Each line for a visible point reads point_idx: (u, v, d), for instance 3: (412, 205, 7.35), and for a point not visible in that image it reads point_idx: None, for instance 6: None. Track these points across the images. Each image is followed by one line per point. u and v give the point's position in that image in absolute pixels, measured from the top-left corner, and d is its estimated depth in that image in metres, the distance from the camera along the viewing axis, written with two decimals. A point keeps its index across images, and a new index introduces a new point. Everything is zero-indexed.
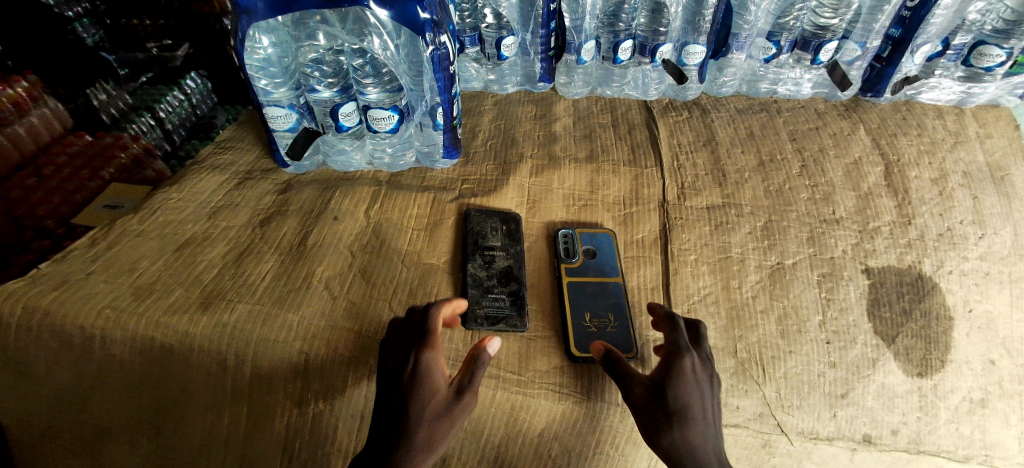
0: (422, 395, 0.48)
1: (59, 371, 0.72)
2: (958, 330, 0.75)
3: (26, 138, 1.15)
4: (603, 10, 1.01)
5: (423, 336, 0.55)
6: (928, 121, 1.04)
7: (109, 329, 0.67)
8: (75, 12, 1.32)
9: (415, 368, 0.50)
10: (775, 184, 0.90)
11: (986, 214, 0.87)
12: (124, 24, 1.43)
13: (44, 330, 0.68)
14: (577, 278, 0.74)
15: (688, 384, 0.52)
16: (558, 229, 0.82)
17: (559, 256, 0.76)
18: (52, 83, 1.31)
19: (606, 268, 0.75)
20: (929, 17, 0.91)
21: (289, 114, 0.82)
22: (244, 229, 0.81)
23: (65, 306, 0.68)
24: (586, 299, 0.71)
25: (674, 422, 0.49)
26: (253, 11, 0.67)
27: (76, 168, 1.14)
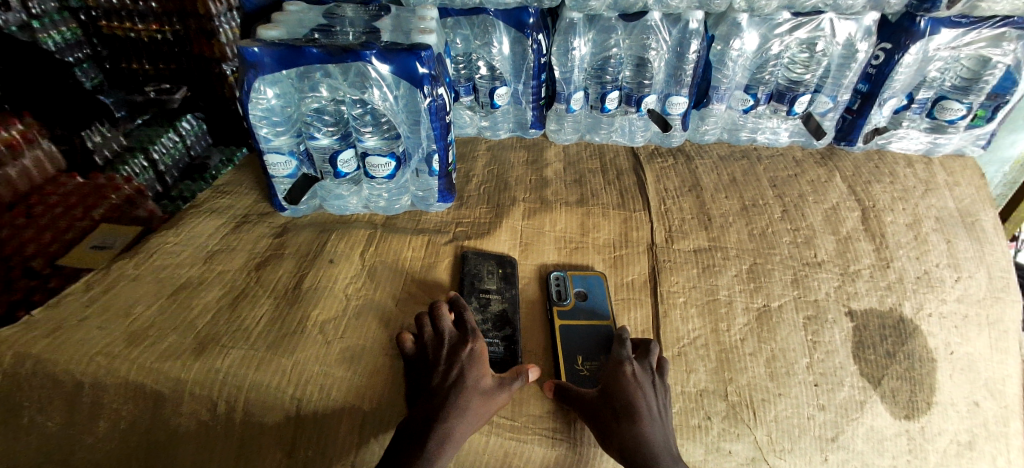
0: (475, 374, 0.60)
1: (41, 419, 0.70)
2: (942, 371, 0.76)
3: (19, 180, 1.16)
4: (590, 63, 1.08)
5: (467, 328, 0.65)
6: (899, 168, 1.10)
7: (98, 375, 0.66)
8: (74, 58, 1.47)
9: (471, 354, 0.62)
10: (758, 228, 0.93)
11: (960, 258, 0.90)
12: (123, 68, 1.58)
13: (31, 377, 0.67)
14: (570, 321, 0.75)
15: (633, 388, 0.59)
16: (550, 272, 0.84)
17: (552, 298, 0.77)
18: (50, 122, 1.28)
19: (598, 310, 0.77)
20: (892, 73, 0.99)
21: (289, 161, 0.85)
22: (240, 272, 0.82)
23: (55, 351, 0.67)
24: (579, 341, 0.72)
25: (623, 422, 0.56)
26: (260, 65, 0.72)
27: (66, 207, 1.15)
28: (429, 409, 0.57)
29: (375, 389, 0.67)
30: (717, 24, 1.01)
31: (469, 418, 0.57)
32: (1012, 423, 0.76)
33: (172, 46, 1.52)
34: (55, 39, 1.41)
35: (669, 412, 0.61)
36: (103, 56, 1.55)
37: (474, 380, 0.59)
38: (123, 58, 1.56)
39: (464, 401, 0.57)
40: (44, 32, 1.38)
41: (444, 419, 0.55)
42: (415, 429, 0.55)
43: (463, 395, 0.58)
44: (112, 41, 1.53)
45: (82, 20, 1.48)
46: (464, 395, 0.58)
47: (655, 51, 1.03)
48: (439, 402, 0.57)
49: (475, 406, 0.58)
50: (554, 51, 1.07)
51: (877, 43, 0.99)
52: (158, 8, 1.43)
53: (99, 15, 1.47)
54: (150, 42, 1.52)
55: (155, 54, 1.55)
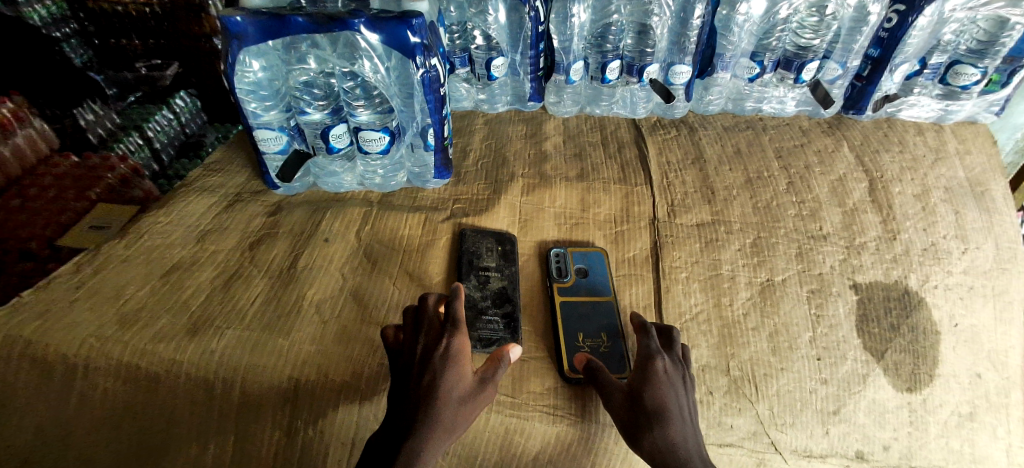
0: (450, 380, 0.53)
1: (40, 402, 0.70)
2: (945, 343, 0.75)
3: (12, 160, 1.13)
4: (590, 31, 1.04)
5: (446, 325, 0.58)
6: (909, 137, 1.07)
7: (93, 357, 0.66)
8: (60, 34, 1.41)
9: (444, 355, 0.54)
10: (763, 201, 0.91)
11: (968, 230, 0.89)
12: (112, 45, 1.51)
13: (25, 360, 0.66)
14: (570, 297, 0.74)
15: (664, 387, 0.55)
16: (550, 248, 0.82)
17: (552, 276, 0.76)
18: (35, 97, 1.24)
19: (599, 287, 0.76)
20: (906, 37, 0.95)
21: (280, 136, 0.83)
22: (233, 253, 0.81)
23: (49, 333, 0.67)
24: (580, 319, 0.71)
25: (655, 422, 0.53)
26: (243, 35, 0.68)
27: (61, 190, 1.12)
28: (397, 421, 0.50)
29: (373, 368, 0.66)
30: None
31: (444, 435, 0.50)
32: (1014, 393, 0.76)
33: (160, 20, 1.43)
34: (40, 14, 1.35)
35: (694, 409, 0.58)
36: (91, 31, 1.48)
37: (447, 387, 0.52)
38: (111, 33, 1.49)
39: (437, 413, 0.50)
40: (27, 6, 1.31)
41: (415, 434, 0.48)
42: (377, 450, 0.48)
43: (435, 404, 0.51)
44: (99, 16, 1.46)
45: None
46: (437, 406, 0.51)
47: (658, 16, 0.98)
48: (409, 413, 0.50)
49: (448, 417, 0.51)
50: (553, 18, 1.02)
51: (890, 4, 0.94)
52: None
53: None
54: (138, 17, 1.44)
55: (143, 29, 1.47)
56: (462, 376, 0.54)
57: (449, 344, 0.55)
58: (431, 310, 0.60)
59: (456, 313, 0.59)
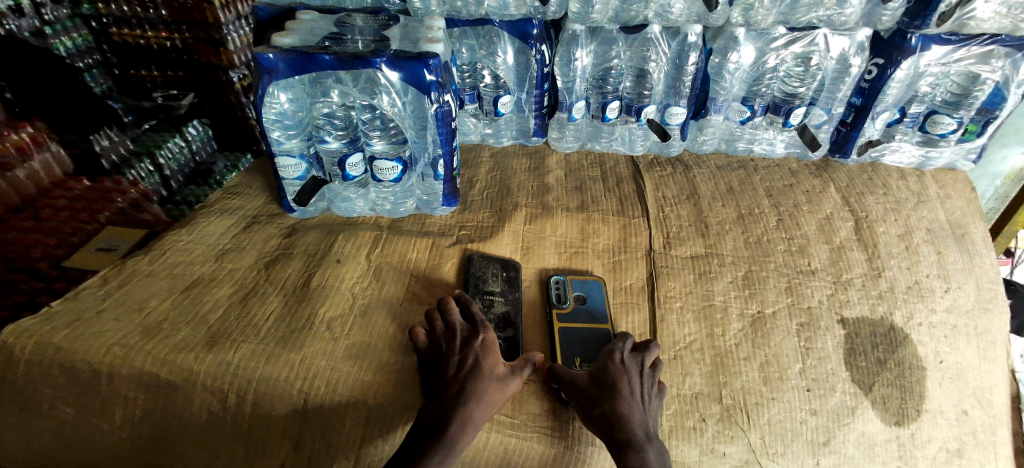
0: (492, 360, 0.64)
1: (59, 405, 0.74)
2: (931, 379, 0.78)
3: (26, 182, 1.22)
4: (592, 73, 1.12)
5: (475, 323, 0.70)
6: (892, 180, 1.12)
7: (115, 365, 0.69)
8: (83, 64, 1.44)
9: (485, 342, 0.66)
10: (753, 236, 0.96)
11: (951, 270, 0.93)
12: (132, 75, 1.54)
13: (52, 366, 0.70)
14: (569, 323, 0.77)
15: (614, 369, 0.64)
16: (550, 275, 0.86)
17: (551, 302, 0.79)
18: (59, 127, 1.25)
19: (598, 313, 0.79)
20: (885, 88, 1.02)
21: (299, 163, 0.88)
22: (250, 271, 0.85)
23: (74, 341, 0.70)
24: (580, 345, 0.74)
25: (605, 396, 0.60)
26: (273, 70, 0.75)
27: (74, 212, 1.18)
28: (448, 394, 0.60)
29: (379, 384, 0.69)
30: (715, 37, 1.03)
31: (487, 404, 0.60)
32: (1000, 431, 0.78)
33: (180, 53, 1.47)
34: (66, 46, 1.38)
35: (652, 400, 0.63)
36: (113, 62, 1.51)
37: (490, 367, 0.63)
38: (132, 65, 1.52)
39: (479, 386, 0.61)
40: (55, 38, 1.34)
41: (461, 404, 0.59)
42: (435, 416, 0.58)
43: (480, 378, 0.61)
44: (123, 49, 1.48)
45: (93, 27, 1.43)
46: (478, 380, 0.61)
47: (655, 62, 1.06)
48: (460, 388, 0.60)
49: (489, 390, 0.61)
50: (556, 61, 1.09)
51: (870, 58, 1.02)
52: (167, 17, 1.39)
53: (109, 23, 1.42)
54: (160, 50, 1.47)
55: (162, 61, 1.50)
56: (498, 361, 0.65)
57: (484, 335, 0.67)
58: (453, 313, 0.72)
59: (476, 314, 0.72)
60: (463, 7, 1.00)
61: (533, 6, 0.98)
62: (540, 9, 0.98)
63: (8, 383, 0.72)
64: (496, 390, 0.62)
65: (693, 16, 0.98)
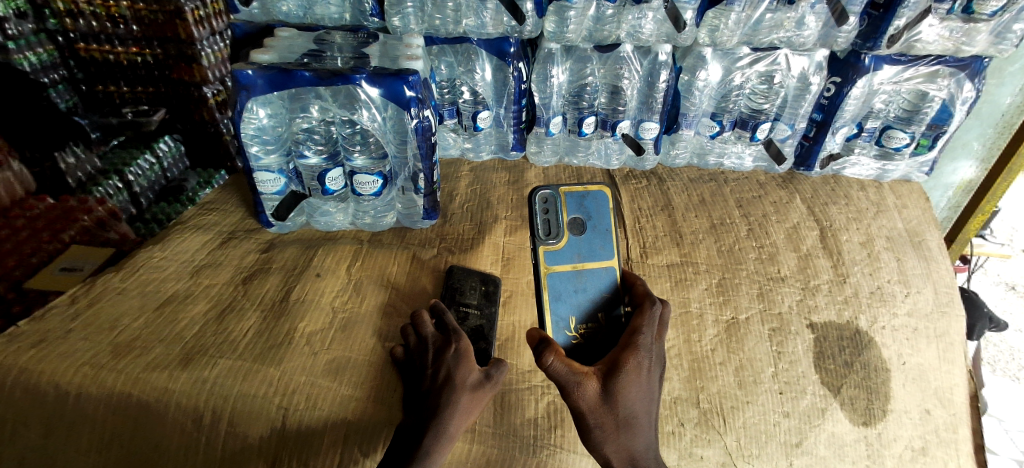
0: (464, 369, 0.63)
1: (26, 429, 0.73)
2: (895, 380, 0.80)
3: None
4: (568, 90, 1.16)
5: (449, 331, 0.69)
6: (853, 191, 1.18)
7: (85, 385, 0.69)
8: (48, 79, 1.56)
9: (459, 350, 0.65)
10: (726, 245, 0.99)
11: (910, 275, 0.97)
12: (97, 91, 1.70)
13: (17, 386, 0.70)
14: (557, 264, 0.76)
15: (638, 389, 0.55)
16: (538, 189, 0.79)
17: (540, 237, 0.76)
18: (19, 144, 1.32)
19: (591, 245, 0.78)
20: (843, 105, 1.08)
21: (278, 178, 0.88)
22: (227, 287, 0.85)
23: (43, 360, 0.70)
24: (569, 296, 0.75)
25: (622, 428, 0.54)
26: (252, 87, 0.75)
27: (33, 231, 1.17)
28: (425, 406, 0.59)
29: (358, 400, 0.70)
30: (684, 56, 1.09)
31: (462, 415, 0.60)
32: (961, 429, 0.81)
33: (150, 69, 1.64)
34: (30, 61, 1.50)
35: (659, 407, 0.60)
36: (78, 78, 1.66)
37: (462, 378, 0.62)
38: (99, 80, 1.68)
39: (454, 398, 0.60)
40: (19, 53, 1.46)
41: (438, 416, 0.58)
42: (410, 432, 0.57)
43: (452, 389, 0.60)
44: (89, 64, 1.64)
45: (59, 43, 1.58)
46: (453, 393, 0.60)
47: (628, 80, 1.11)
48: (431, 404, 0.59)
49: (465, 401, 0.60)
50: (533, 78, 1.13)
51: (828, 76, 1.08)
52: (137, 32, 1.56)
53: (76, 39, 1.59)
54: (129, 64, 1.64)
55: (133, 76, 1.68)
56: (473, 366, 0.64)
57: (459, 345, 0.66)
58: (425, 323, 0.72)
59: (449, 323, 0.71)
60: (441, 25, 1.02)
61: (509, 25, 1.00)
62: (515, 29, 1.01)
63: None
64: (470, 397, 0.61)
65: (662, 36, 1.01)
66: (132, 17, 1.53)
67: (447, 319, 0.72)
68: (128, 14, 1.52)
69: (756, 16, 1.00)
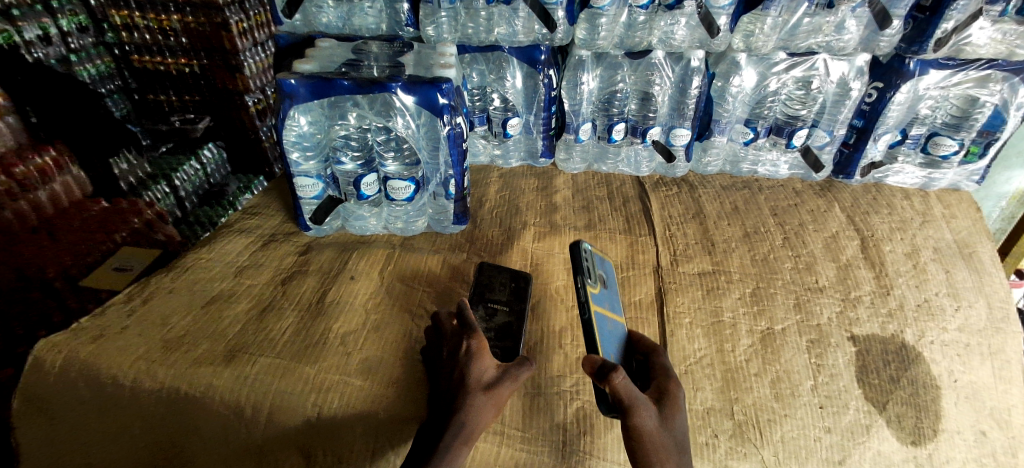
0: (478, 369, 0.62)
1: (90, 417, 0.76)
2: (944, 398, 0.76)
3: (46, 202, 1.36)
4: (598, 96, 1.16)
5: (466, 328, 0.68)
6: (896, 200, 1.14)
7: (137, 378, 0.72)
8: (104, 89, 1.71)
9: (469, 349, 0.65)
10: (760, 253, 0.97)
11: (959, 289, 0.93)
12: (149, 100, 1.82)
13: (77, 378, 0.74)
14: (599, 307, 0.67)
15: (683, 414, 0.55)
16: (580, 239, 0.74)
17: (587, 276, 0.67)
18: (76, 150, 1.42)
19: (612, 302, 0.73)
20: (885, 110, 1.04)
21: (316, 183, 0.92)
22: (267, 287, 0.89)
23: (101, 354, 0.74)
24: (610, 338, 0.63)
25: (681, 453, 0.51)
26: (295, 95, 0.79)
27: (88, 230, 1.31)
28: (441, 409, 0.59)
29: (392, 400, 0.71)
30: (717, 62, 1.08)
31: (480, 417, 0.59)
32: None
33: (197, 78, 1.74)
34: (90, 72, 1.64)
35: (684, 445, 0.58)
36: (132, 87, 1.79)
37: (476, 378, 0.61)
38: (150, 90, 1.80)
39: (466, 400, 0.59)
40: (79, 65, 1.60)
41: (454, 418, 0.57)
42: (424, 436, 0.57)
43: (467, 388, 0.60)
44: (142, 74, 1.76)
45: (114, 54, 1.71)
46: (466, 395, 0.59)
47: (659, 86, 1.11)
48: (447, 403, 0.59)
49: (478, 403, 0.59)
50: (564, 85, 1.14)
51: (869, 82, 1.05)
52: (186, 43, 1.66)
53: (130, 51, 1.70)
54: (178, 74, 1.75)
55: (180, 86, 1.78)
56: (486, 368, 0.63)
57: (472, 346, 0.65)
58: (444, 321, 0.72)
59: (467, 319, 0.70)
60: (474, 34, 1.05)
61: (541, 33, 1.01)
62: (546, 37, 1.02)
63: (38, 393, 0.76)
64: (485, 399, 0.60)
65: (695, 42, 1.01)
66: (182, 30, 1.64)
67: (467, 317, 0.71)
68: (179, 28, 1.63)
69: (794, 20, 0.99)
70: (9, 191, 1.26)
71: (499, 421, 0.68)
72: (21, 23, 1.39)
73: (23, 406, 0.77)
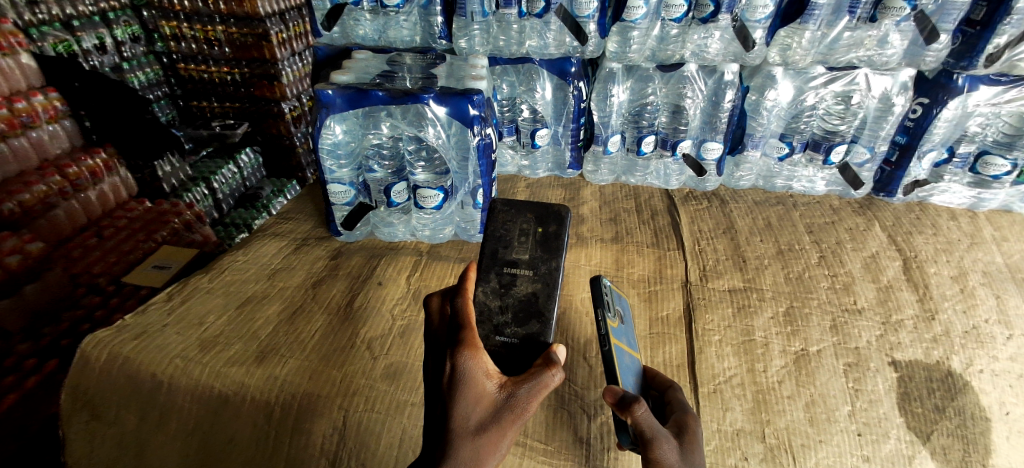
0: (466, 402, 0.38)
1: (126, 412, 0.80)
2: (996, 432, 0.71)
3: (95, 201, 1.42)
4: (627, 109, 1.16)
5: (455, 334, 0.42)
6: (942, 221, 1.09)
7: (176, 375, 0.76)
8: (153, 95, 1.84)
9: (452, 372, 0.39)
10: (794, 272, 0.94)
11: (1012, 315, 0.88)
12: (191, 106, 1.97)
13: (121, 373, 0.79)
14: (617, 341, 0.60)
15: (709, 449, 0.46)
16: (599, 275, 0.65)
17: (608, 309, 0.60)
18: (133, 154, 1.58)
19: (629, 339, 0.66)
20: (931, 127, 1.00)
21: (349, 190, 0.95)
22: (297, 290, 0.92)
23: (144, 350, 0.79)
24: (626, 373, 0.57)
25: None
26: (332, 105, 0.83)
27: (133, 230, 1.40)
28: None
29: (414, 405, 0.72)
30: (752, 75, 1.06)
31: None
32: None
33: (238, 86, 1.88)
34: (140, 79, 1.78)
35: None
36: (177, 94, 1.94)
37: (461, 418, 0.37)
38: (194, 97, 1.94)
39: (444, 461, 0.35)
40: (131, 72, 1.73)
41: None
42: None
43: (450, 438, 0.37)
44: (186, 82, 1.90)
45: (163, 63, 1.86)
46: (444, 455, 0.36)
47: (691, 99, 1.11)
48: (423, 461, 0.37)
49: (468, 456, 0.36)
50: (594, 97, 1.14)
51: (914, 97, 1.02)
52: (229, 53, 1.80)
53: (177, 59, 1.85)
54: (219, 82, 1.88)
55: (222, 94, 1.92)
56: (482, 395, 0.39)
57: (459, 363, 0.39)
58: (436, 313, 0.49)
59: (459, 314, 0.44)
60: (505, 46, 1.07)
61: (571, 46, 1.03)
62: (577, 49, 1.03)
63: (84, 386, 0.81)
64: (478, 447, 0.37)
65: (730, 55, 1.00)
66: (225, 40, 1.78)
67: (460, 308, 0.45)
68: (223, 38, 1.77)
69: (834, 34, 0.97)
70: (62, 191, 1.32)
71: (522, 432, 0.69)
72: (80, 33, 1.52)
73: (72, 398, 0.82)
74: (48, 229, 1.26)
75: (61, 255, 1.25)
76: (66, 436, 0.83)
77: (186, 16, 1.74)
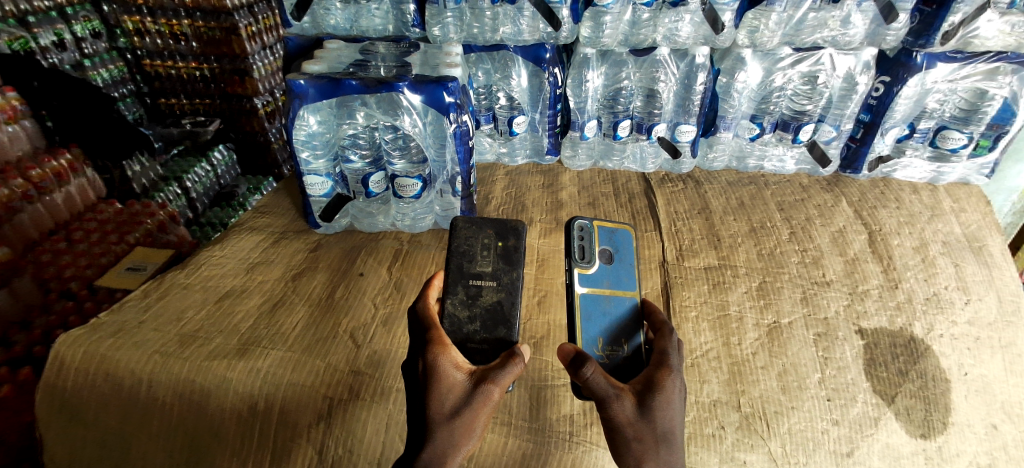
0: (439, 389, 0.41)
1: (107, 413, 0.77)
2: (955, 392, 0.75)
3: (62, 205, 1.37)
4: (603, 94, 1.16)
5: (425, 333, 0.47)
6: (905, 194, 1.14)
7: (155, 371, 0.74)
8: (117, 93, 1.77)
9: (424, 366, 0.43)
10: (766, 248, 0.97)
11: (969, 282, 0.92)
12: (157, 104, 1.92)
13: (98, 373, 0.76)
14: (590, 288, 0.64)
15: (674, 401, 0.42)
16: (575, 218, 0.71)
17: (574, 257, 0.65)
18: (94, 154, 1.50)
19: (622, 277, 0.65)
20: (892, 105, 1.04)
21: (326, 182, 0.93)
22: (278, 283, 0.90)
23: (120, 348, 0.76)
24: (598, 321, 0.61)
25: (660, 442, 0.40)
26: (305, 95, 0.81)
27: (105, 233, 1.36)
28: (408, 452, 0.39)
29: (400, 390, 0.72)
30: (722, 59, 1.08)
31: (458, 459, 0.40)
32: None
33: (208, 82, 1.84)
34: (104, 77, 1.70)
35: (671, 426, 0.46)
36: (143, 91, 1.87)
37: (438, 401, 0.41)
38: (160, 94, 1.89)
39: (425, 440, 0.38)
40: (93, 69, 1.66)
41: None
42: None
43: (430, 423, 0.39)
44: (151, 77, 1.84)
45: (127, 59, 1.79)
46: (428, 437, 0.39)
47: (664, 82, 1.10)
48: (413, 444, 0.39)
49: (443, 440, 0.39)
50: (569, 83, 1.14)
51: (876, 76, 1.05)
52: (196, 48, 1.75)
53: (142, 55, 1.79)
54: (189, 78, 1.85)
55: (192, 90, 1.89)
56: (453, 385, 0.42)
57: (434, 357, 0.43)
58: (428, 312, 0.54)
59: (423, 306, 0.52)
60: (479, 34, 1.05)
61: (545, 32, 1.02)
62: (551, 35, 1.02)
63: (59, 389, 0.78)
64: (455, 431, 0.39)
65: (700, 38, 1.01)
66: (193, 35, 1.72)
67: (424, 314, 0.50)
68: (190, 33, 1.72)
69: (799, 15, 0.98)
70: (26, 195, 1.25)
71: (506, 412, 0.70)
72: (36, 30, 1.44)
73: (47, 403, 0.78)
74: (15, 236, 1.22)
75: (30, 260, 1.21)
76: (42, 440, 0.80)
77: (150, 10, 1.69)
